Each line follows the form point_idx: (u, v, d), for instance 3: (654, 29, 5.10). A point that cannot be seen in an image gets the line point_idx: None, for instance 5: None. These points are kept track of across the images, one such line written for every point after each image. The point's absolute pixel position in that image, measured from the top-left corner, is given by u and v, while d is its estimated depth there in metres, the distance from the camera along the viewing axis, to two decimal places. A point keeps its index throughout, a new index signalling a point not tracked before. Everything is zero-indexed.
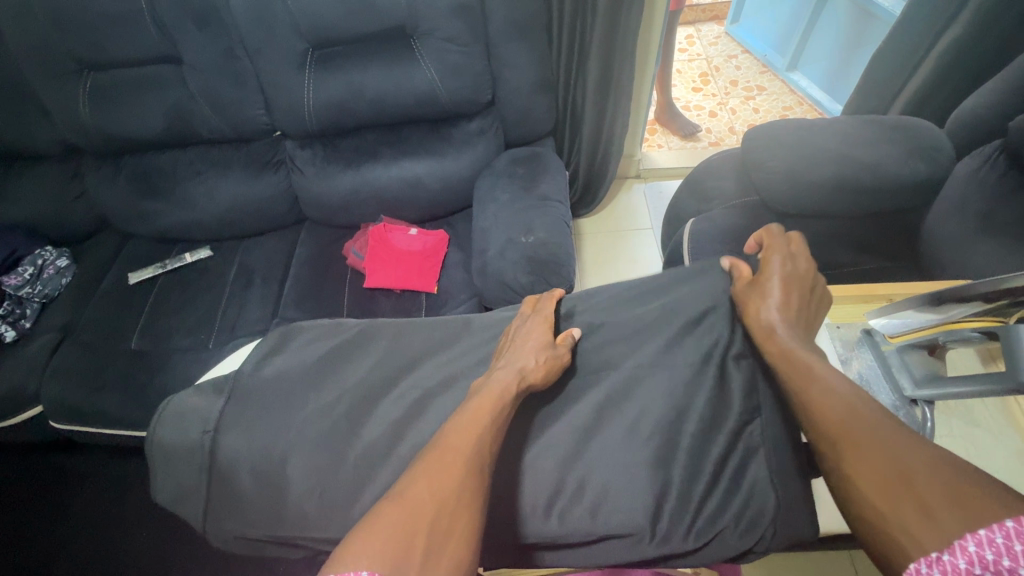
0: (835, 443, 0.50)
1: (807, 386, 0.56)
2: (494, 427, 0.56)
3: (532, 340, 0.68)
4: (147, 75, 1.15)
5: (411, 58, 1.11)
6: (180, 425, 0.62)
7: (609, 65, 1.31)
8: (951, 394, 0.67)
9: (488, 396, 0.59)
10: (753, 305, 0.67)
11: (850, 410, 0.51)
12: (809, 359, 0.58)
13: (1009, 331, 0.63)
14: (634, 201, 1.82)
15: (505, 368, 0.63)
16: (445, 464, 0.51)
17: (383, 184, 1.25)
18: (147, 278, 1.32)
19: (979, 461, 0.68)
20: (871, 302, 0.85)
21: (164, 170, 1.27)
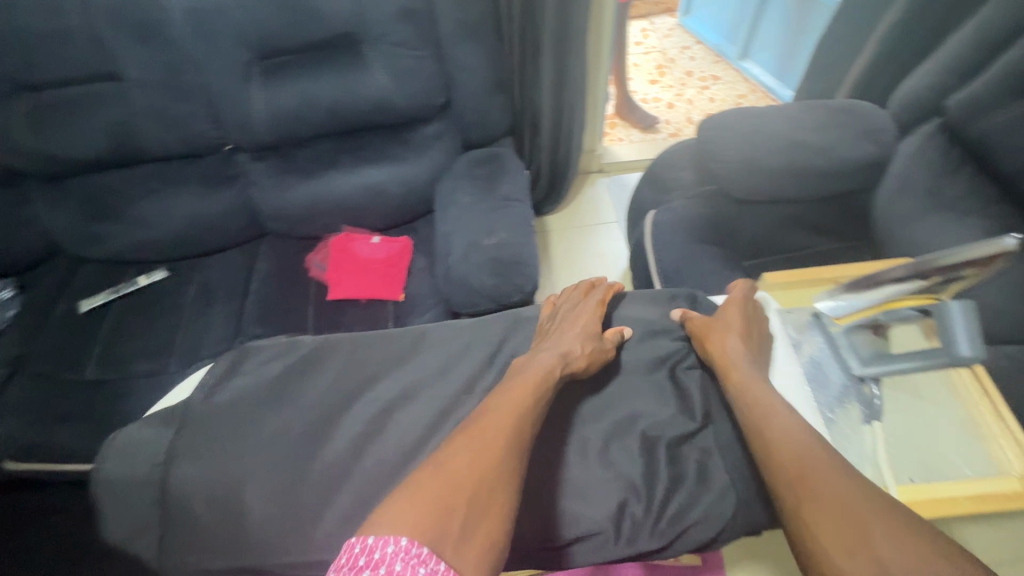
0: (789, 481, 0.55)
1: (764, 427, 0.60)
2: (534, 407, 0.60)
3: (579, 327, 0.71)
4: (90, 93, 1.10)
5: (363, 65, 1.09)
6: (129, 460, 0.60)
7: (563, 62, 1.31)
8: (898, 370, 0.71)
9: (529, 381, 0.62)
10: (712, 344, 0.70)
11: (810, 459, 0.56)
12: (774, 405, 0.62)
13: (942, 309, 0.68)
14: (598, 195, 1.83)
15: (549, 351, 0.66)
16: (486, 440, 0.54)
17: (343, 193, 1.23)
18: (100, 304, 1.26)
19: (929, 434, 0.73)
20: (817, 284, 0.87)
21: (111, 190, 1.22)
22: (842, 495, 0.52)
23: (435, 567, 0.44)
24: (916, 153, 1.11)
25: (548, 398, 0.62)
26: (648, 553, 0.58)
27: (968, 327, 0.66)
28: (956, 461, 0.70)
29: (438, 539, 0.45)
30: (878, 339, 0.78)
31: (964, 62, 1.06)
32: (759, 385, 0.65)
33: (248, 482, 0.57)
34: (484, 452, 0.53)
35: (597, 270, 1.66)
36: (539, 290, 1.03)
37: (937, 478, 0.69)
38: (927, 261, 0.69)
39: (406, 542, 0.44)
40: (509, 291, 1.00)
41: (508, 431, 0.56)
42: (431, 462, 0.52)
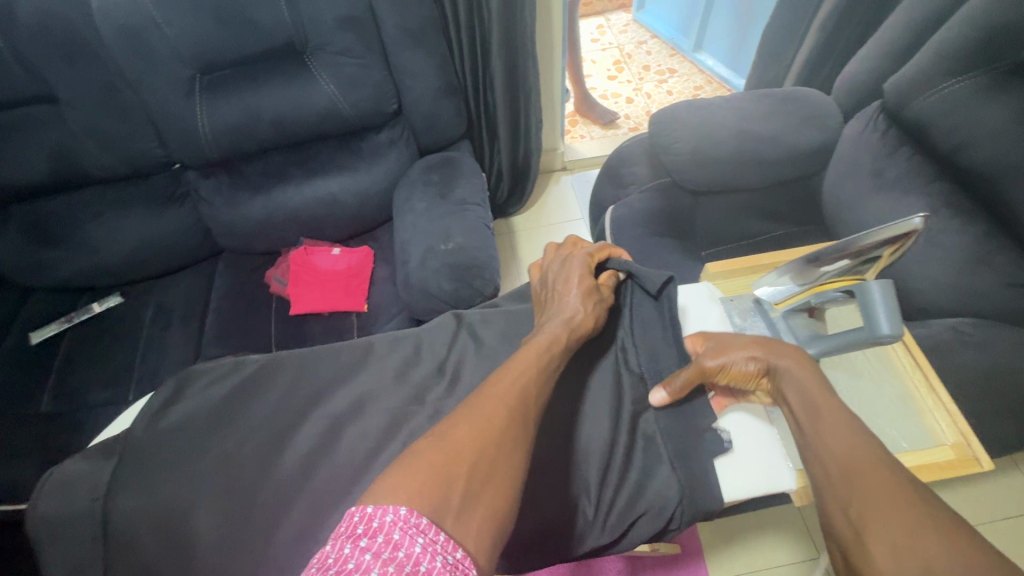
0: (837, 482, 0.52)
1: (813, 430, 0.57)
2: (544, 370, 0.60)
3: (575, 286, 0.72)
4: (20, 117, 1.06)
5: (307, 74, 1.08)
6: (67, 496, 0.58)
7: (513, 63, 1.32)
8: (831, 350, 0.72)
9: (534, 348, 0.62)
10: (730, 367, 0.65)
11: (862, 463, 0.52)
12: (813, 397, 0.59)
13: (862, 288, 0.71)
14: (563, 193, 1.84)
15: (554, 320, 0.66)
16: (488, 413, 0.52)
17: (298, 205, 1.21)
18: (53, 334, 1.22)
19: (868, 410, 0.76)
20: (758, 272, 0.91)
21: (53, 216, 1.18)
22: (892, 504, 0.48)
23: (434, 537, 0.42)
24: (858, 136, 1.13)
25: (556, 361, 0.63)
26: (600, 547, 0.63)
27: (886, 306, 0.69)
28: (894, 435, 0.74)
29: (438, 509, 0.44)
30: (815, 320, 0.78)
31: (897, 45, 1.09)
32: (801, 364, 0.63)
33: (194, 510, 0.56)
34: (488, 425, 0.51)
35: None
36: (499, 292, 1.04)
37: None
38: (850, 242, 0.77)
39: (405, 512, 0.43)
40: (469, 295, 1.00)
41: (510, 398, 0.55)
42: (435, 433, 0.50)
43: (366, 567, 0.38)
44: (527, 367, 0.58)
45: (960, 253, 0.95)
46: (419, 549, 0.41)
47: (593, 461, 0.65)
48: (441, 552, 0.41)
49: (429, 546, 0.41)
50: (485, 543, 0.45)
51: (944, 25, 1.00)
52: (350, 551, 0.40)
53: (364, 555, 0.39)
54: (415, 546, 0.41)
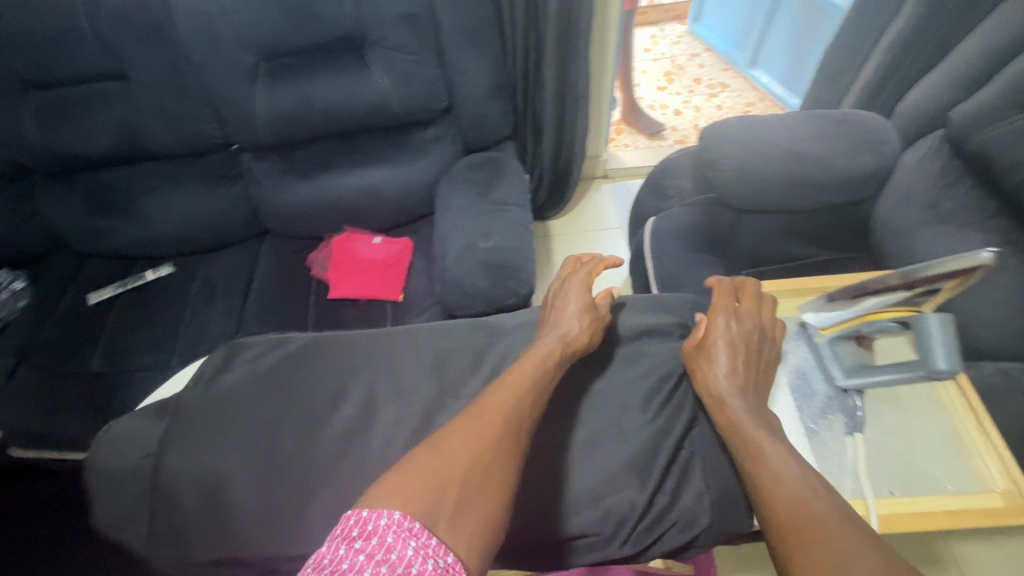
0: (797, 527, 0.53)
1: (762, 468, 0.59)
2: (538, 387, 0.62)
3: (573, 303, 0.74)
4: (95, 91, 1.13)
5: (362, 68, 1.11)
6: (120, 449, 0.62)
7: (564, 68, 1.32)
8: (876, 382, 0.71)
9: (529, 364, 0.64)
10: (702, 369, 0.70)
11: (800, 500, 0.55)
12: (760, 439, 0.62)
13: (919, 321, 0.68)
14: (602, 201, 1.83)
15: (551, 334, 0.69)
16: (483, 426, 0.55)
17: (341, 194, 1.24)
18: (108, 297, 1.29)
19: (912, 448, 0.73)
20: (807, 296, 0.89)
21: (116, 186, 1.24)
22: (853, 548, 0.49)
23: (427, 541, 0.44)
24: (917, 164, 1.09)
25: (552, 378, 0.64)
26: (623, 558, 0.63)
27: (945, 342, 0.67)
28: (938, 476, 0.71)
29: (431, 513, 0.46)
30: (862, 350, 0.77)
31: (967, 73, 1.05)
32: (754, 419, 0.64)
33: (234, 477, 0.58)
34: (483, 438, 0.54)
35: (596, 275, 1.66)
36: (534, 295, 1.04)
37: (913, 491, 0.70)
38: (910, 270, 0.70)
39: (399, 516, 0.45)
40: (503, 295, 1.00)
41: (507, 413, 0.57)
42: (431, 443, 0.53)
43: (359, 567, 0.39)
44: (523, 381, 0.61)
45: (1019, 295, 0.90)
46: (411, 552, 0.42)
47: (624, 471, 0.65)
48: (433, 556, 0.43)
49: (421, 550, 0.43)
50: (476, 550, 0.46)
51: (1019, 58, 0.95)
52: (344, 552, 0.41)
53: (359, 556, 0.40)
54: (408, 549, 0.42)
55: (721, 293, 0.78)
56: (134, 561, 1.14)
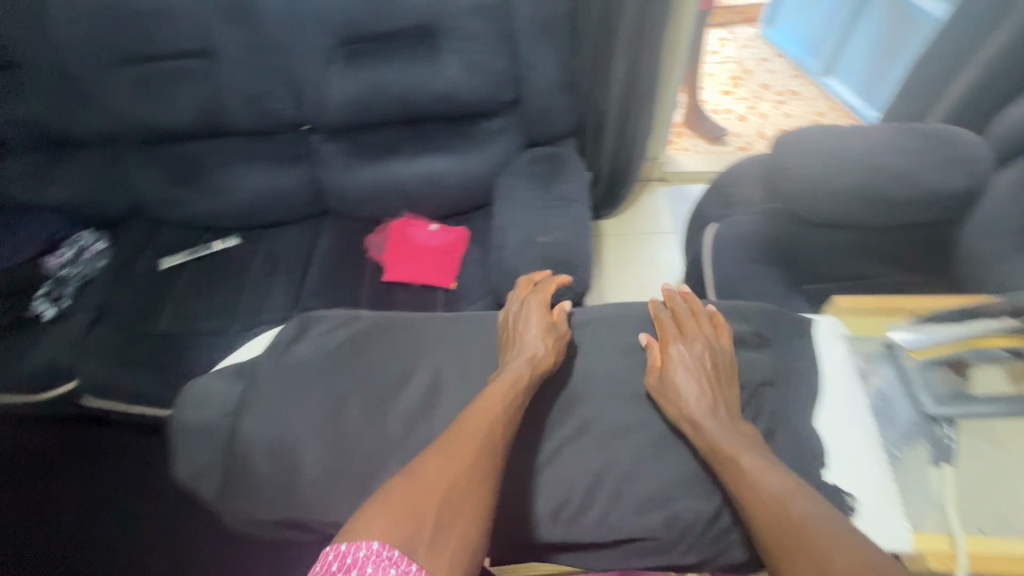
0: (791, 554, 0.53)
1: (742, 477, 0.60)
2: (508, 410, 0.62)
3: (534, 325, 0.72)
4: (181, 67, 1.18)
5: (436, 56, 1.12)
6: (200, 407, 0.66)
7: (635, 67, 1.30)
8: (974, 413, 0.69)
9: (500, 387, 0.64)
10: (669, 403, 0.68)
11: (781, 507, 0.56)
12: (738, 457, 0.61)
13: None
14: (657, 204, 1.79)
15: (516, 359, 0.66)
16: (457, 450, 0.56)
17: (404, 179, 1.26)
18: (178, 263, 1.35)
19: (1006, 485, 0.67)
20: (894, 315, 0.83)
21: (194, 159, 1.31)
22: (834, 551, 0.52)
23: (406, 569, 0.46)
24: (1013, 186, 1.03)
25: (518, 402, 0.63)
26: (684, 565, 0.63)
27: None
28: None
29: (410, 542, 0.48)
30: (955, 378, 0.75)
31: None
32: (730, 440, 0.63)
33: (305, 445, 0.60)
34: (458, 464, 0.55)
35: (647, 279, 1.62)
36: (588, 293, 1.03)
37: (1003, 531, 0.63)
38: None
39: (378, 546, 0.47)
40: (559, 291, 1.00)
41: (481, 438, 0.58)
42: (404, 472, 0.55)
43: None
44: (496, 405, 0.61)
45: None
46: None
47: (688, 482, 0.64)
48: None
49: None
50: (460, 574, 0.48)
51: None
52: None
53: None
54: None
55: (677, 310, 0.77)
56: (185, 514, 1.24)
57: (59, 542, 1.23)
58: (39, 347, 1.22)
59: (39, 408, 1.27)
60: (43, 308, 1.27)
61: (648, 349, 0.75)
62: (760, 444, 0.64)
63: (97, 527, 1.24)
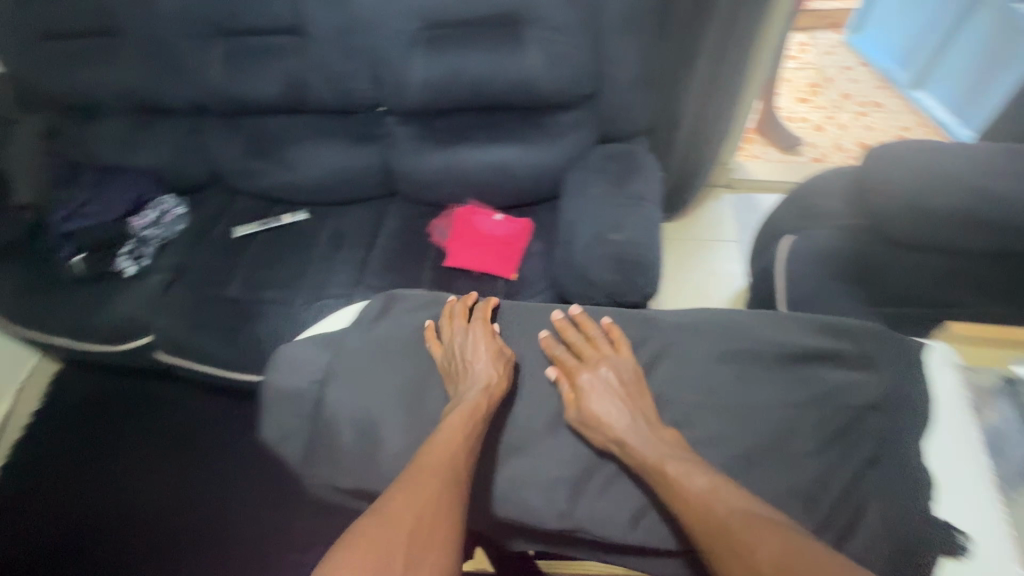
0: (723, 553, 0.56)
1: (671, 486, 0.63)
2: (469, 437, 0.65)
3: (482, 352, 0.73)
4: (272, 44, 1.22)
5: (519, 45, 1.11)
6: (295, 374, 0.76)
7: (718, 67, 1.26)
8: None
9: (461, 414, 0.67)
10: (593, 433, 0.71)
11: (706, 508, 0.60)
12: (663, 468, 0.64)
13: None
14: (721, 211, 1.73)
15: (472, 391, 0.68)
16: (424, 482, 0.59)
17: (474, 167, 1.26)
18: (250, 233, 1.41)
19: None
20: (1010, 348, 0.91)
21: (274, 133, 1.35)
22: (757, 538, 0.55)
23: None
24: None
25: (478, 432, 0.66)
26: None
27: None
28: None
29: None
30: None
31: None
32: (654, 456, 0.66)
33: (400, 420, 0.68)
34: (425, 498, 0.58)
35: (706, 287, 1.58)
36: (656, 295, 1.01)
37: None
38: None
39: None
40: (627, 291, 0.99)
41: (447, 468, 0.61)
42: (374, 509, 0.58)
43: None
44: (457, 433, 0.64)
45: None
46: None
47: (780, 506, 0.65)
48: None
49: None
50: None
51: None
52: None
53: None
54: None
55: (575, 337, 0.80)
56: (243, 467, 1.39)
57: (130, 480, 1.40)
58: (120, 302, 1.29)
59: (115, 358, 1.35)
60: (125, 265, 1.34)
61: (556, 384, 0.78)
62: (684, 448, 0.68)
63: (163, 470, 1.40)
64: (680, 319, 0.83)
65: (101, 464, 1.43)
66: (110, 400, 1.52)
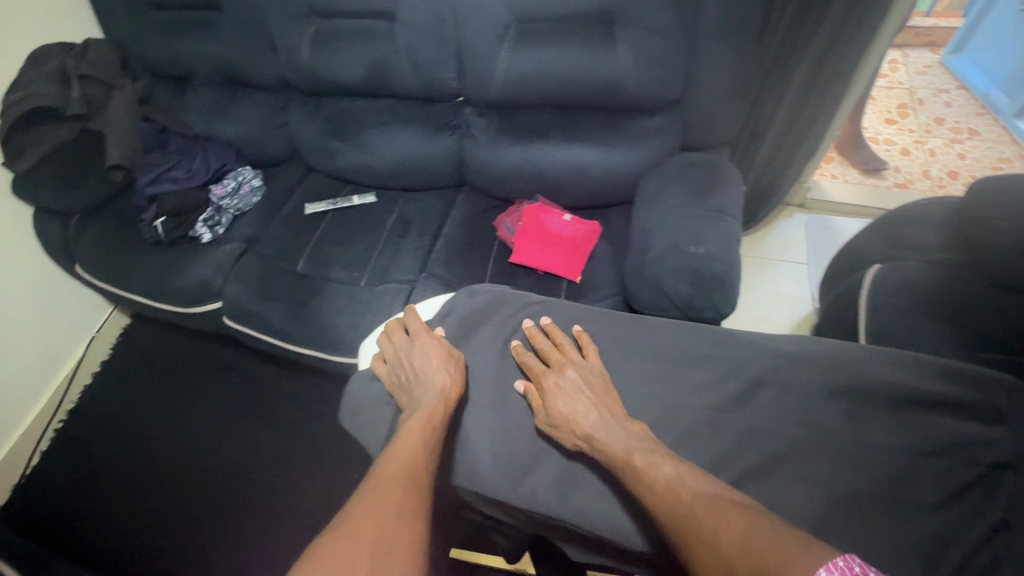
0: (688, 542, 0.58)
1: (640, 479, 0.65)
2: (425, 442, 0.71)
3: (433, 361, 0.83)
4: (362, 27, 1.24)
5: (611, 45, 1.09)
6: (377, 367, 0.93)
7: (814, 80, 1.20)
8: None
9: (420, 419, 0.74)
10: (562, 433, 0.74)
11: (673, 497, 0.61)
12: (632, 459, 0.66)
13: None
14: (792, 230, 1.67)
15: (431, 394, 0.77)
16: (384, 490, 0.63)
17: (549, 164, 1.25)
18: (320, 211, 1.44)
19: None
20: None
21: (354, 116, 1.38)
22: (719, 519, 0.57)
23: None
24: None
25: (437, 430, 0.74)
26: None
27: None
28: None
29: None
30: None
31: None
32: (621, 450, 0.68)
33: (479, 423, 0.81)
34: (385, 504, 0.62)
35: (770, 308, 1.53)
36: (730, 314, 0.98)
37: None
38: None
39: None
40: (702, 306, 0.96)
41: (402, 475, 0.66)
42: (336, 523, 0.60)
43: None
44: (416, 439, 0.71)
45: None
46: None
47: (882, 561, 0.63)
48: None
49: None
50: None
51: None
52: None
53: None
54: None
55: (540, 344, 0.84)
56: (296, 436, 1.43)
57: (190, 435, 1.46)
58: (196, 266, 1.35)
59: (186, 319, 1.40)
60: (201, 232, 1.39)
61: (526, 395, 0.81)
62: (652, 439, 0.70)
63: (218, 431, 1.46)
64: (770, 345, 0.81)
65: (164, 417, 1.50)
66: (177, 358, 1.60)
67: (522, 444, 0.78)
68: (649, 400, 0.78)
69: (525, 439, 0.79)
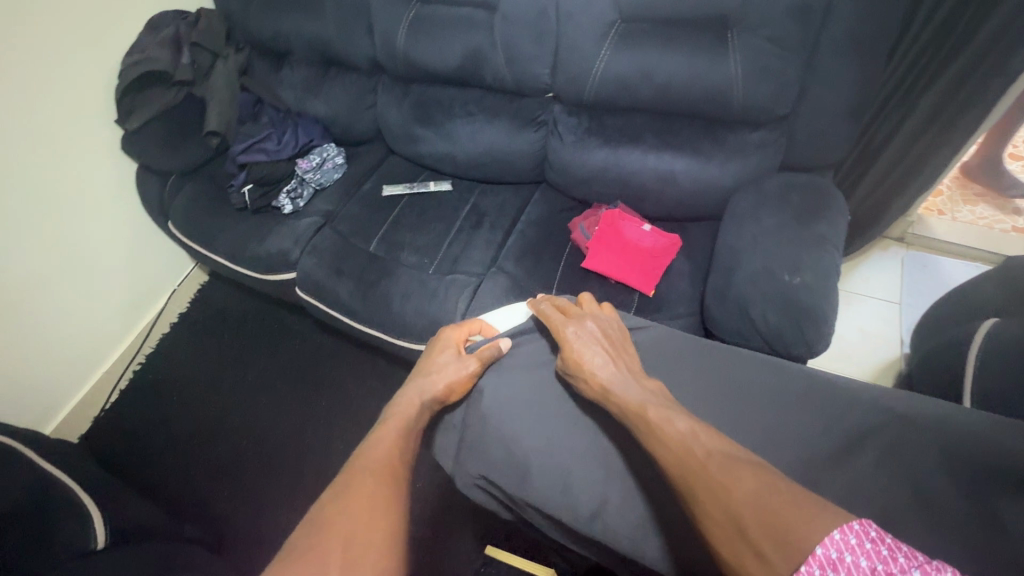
0: (700, 496, 0.54)
1: (655, 433, 0.63)
2: (400, 438, 0.73)
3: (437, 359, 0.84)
4: (462, 15, 1.23)
5: (721, 52, 1.03)
6: None
7: (946, 106, 1.09)
8: None
9: (398, 414, 0.76)
10: (578, 380, 0.76)
11: (686, 451, 0.59)
12: (646, 412, 0.66)
13: None
14: (886, 264, 1.54)
15: (407, 390, 0.80)
16: (359, 485, 0.64)
17: (636, 170, 1.20)
18: (397, 194, 1.45)
19: None
20: None
21: (441, 103, 1.38)
22: (730, 475, 0.54)
23: None
24: None
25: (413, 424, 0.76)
26: None
27: None
28: None
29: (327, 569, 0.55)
30: None
31: None
32: (634, 402, 0.69)
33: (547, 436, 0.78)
34: (360, 497, 0.63)
35: (850, 345, 1.42)
36: (820, 352, 0.91)
37: None
38: None
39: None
40: (793, 340, 0.90)
41: (378, 468, 0.67)
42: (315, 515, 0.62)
43: None
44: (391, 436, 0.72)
45: None
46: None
47: None
48: None
49: None
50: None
51: None
52: None
53: None
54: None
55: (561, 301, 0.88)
56: (351, 411, 1.46)
57: (258, 394, 1.53)
58: (276, 235, 1.39)
59: (262, 285, 1.46)
60: (283, 203, 1.44)
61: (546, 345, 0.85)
62: (666, 397, 0.70)
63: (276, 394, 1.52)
64: (878, 401, 0.74)
65: (231, 373, 1.58)
66: (248, 320, 1.67)
67: (592, 463, 0.75)
68: (734, 436, 0.74)
69: (597, 457, 0.75)
